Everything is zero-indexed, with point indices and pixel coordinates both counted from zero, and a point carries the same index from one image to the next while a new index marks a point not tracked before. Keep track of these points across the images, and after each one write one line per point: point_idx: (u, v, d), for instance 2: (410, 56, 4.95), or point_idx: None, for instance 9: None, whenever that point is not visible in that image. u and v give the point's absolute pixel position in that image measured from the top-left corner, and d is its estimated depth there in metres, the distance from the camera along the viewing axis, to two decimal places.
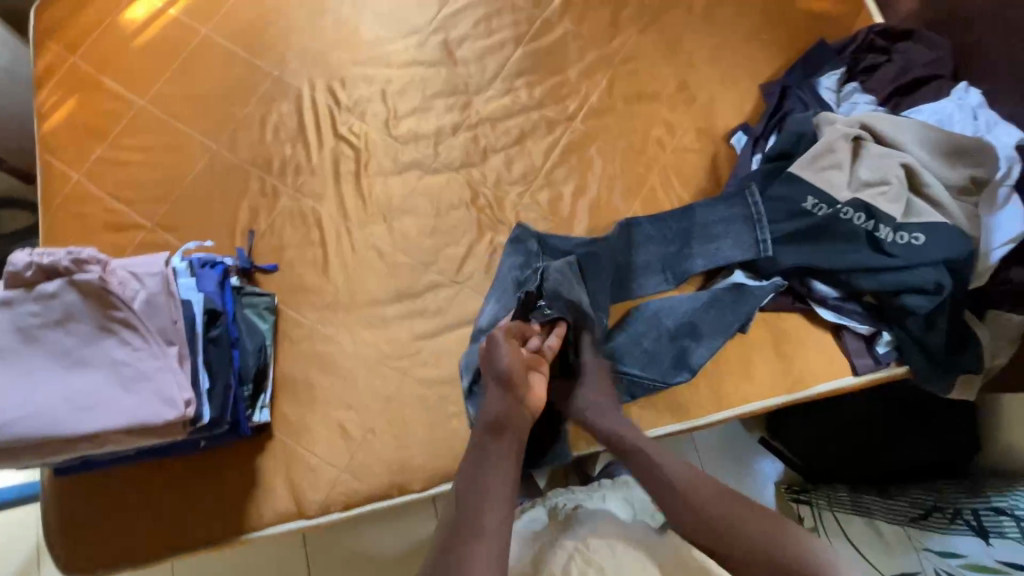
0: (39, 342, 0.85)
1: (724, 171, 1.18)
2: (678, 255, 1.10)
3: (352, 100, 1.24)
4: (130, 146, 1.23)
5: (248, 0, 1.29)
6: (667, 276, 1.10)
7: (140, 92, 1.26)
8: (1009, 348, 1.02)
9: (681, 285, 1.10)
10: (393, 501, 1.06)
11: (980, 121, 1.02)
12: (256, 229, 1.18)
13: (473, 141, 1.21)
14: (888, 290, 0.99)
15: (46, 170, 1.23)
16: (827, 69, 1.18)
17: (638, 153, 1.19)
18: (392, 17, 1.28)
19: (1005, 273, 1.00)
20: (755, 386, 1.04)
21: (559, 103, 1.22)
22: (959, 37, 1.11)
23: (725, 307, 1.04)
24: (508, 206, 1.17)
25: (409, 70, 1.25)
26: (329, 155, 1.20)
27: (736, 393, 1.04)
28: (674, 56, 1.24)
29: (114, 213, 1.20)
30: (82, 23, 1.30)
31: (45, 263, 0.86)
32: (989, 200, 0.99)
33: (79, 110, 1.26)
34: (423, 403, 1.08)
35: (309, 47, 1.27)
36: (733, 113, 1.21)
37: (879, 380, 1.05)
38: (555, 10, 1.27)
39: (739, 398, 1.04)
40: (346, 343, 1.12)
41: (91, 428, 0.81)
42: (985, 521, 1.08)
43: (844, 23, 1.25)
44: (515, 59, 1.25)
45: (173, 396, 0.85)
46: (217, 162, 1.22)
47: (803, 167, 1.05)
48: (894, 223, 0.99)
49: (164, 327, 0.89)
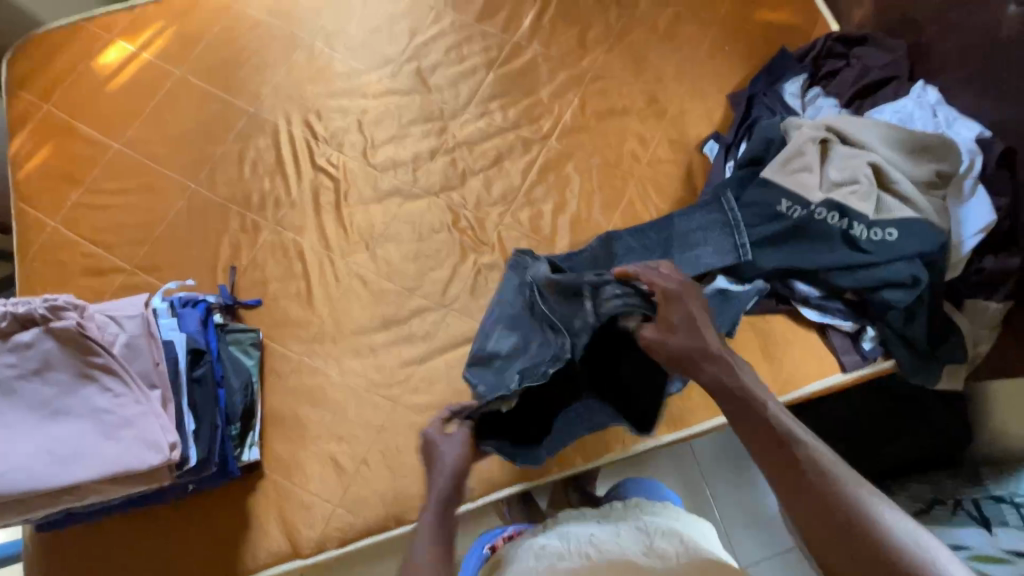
0: (16, 393, 0.83)
1: (699, 180, 1.20)
2: None
3: (329, 131, 1.25)
4: (106, 190, 1.23)
5: (221, 40, 1.31)
6: None
7: (116, 136, 1.26)
8: (990, 335, 1.04)
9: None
10: (390, 533, 1.03)
11: (940, 117, 1.06)
12: (237, 265, 1.17)
13: (451, 164, 1.22)
14: (868, 286, 1.00)
15: (21, 219, 1.21)
16: (790, 77, 1.22)
17: (613, 168, 1.21)
18: (365, 49, 1.30)
19: (979, 263, 1.02)
20: None
21: (534, 123, 1.24)
22: (910, 40, 1.16)
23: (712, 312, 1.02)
24: (489, 227, 1.18)
25: (384, 100, 1.26)
26: (309, 187, 1.21)
27: None
28: (642, 72, 1.27)
29: (92, 257, 1.19)
30: (54, 71, 1.30)
31: (20, 312, 0.84)
32: (956, 192, 1.02)
33: (54, 157, 1.25)
34: (415, 429, 1.07)
35: (285, 83, 1.28)
36: (703, 123, 1.24)
37: (867, 376, 1.06)
38: (524, 34, 1.31)
39: None
40: (335, 374, 1.10)
41: (72, 480, 0.79)
42: (986, 510, 1.09)
43: (802, 33, 1.29)
44: (488, 83, 1.27)
45: (157, 440, 0.83)
46: (196, 201, 1.21)
47: (774, 171, 1.07)
48: (867, 220, 1.01)
49: (147, 370, 0.87)
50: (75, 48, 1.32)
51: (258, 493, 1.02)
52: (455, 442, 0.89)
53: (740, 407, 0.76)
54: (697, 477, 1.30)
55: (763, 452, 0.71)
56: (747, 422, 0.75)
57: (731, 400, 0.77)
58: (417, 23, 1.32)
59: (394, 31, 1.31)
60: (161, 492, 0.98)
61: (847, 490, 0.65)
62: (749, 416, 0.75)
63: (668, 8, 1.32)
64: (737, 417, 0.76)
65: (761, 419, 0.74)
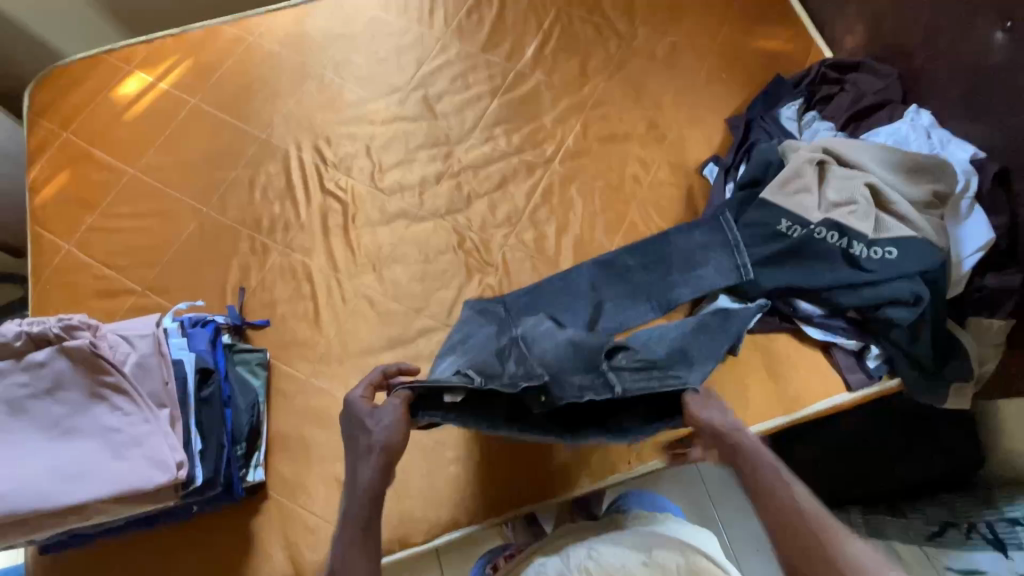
0: (27, 413, 0.84)
1: (700, 202, 1.23)
2: (662, 283, 1.12)
3: (338, 156, 1.28)
4: (120, 214, 1.26)
5: (235, 71, 1.36)
6: (654, 304, 1.11)
7: (131, 162, 1.30)
8: (996, 353, 1.04)
9: (669, 313, 1.12)
10: (395, 556, 1.02)
11: (934, 139, 1.09)
12: (247, 286, 1.19)
13: (457, 188, 1.25)
14: (870, 304, 1.01)
15: (37, 243, 1.24)
16: (786, 102, 1.25)
17: (615, 190, 1.23)
18: (373, 78, 1.35)
19: (980, 281, 1.03)
20: (752, 408, 1.05)
21: (537, 147, 1.27)
22: (902, 66, 1.19)
23: (714, 331, 1.02)
24: (494, 248, 1.20)
25: (392, 126, 1.30)
26: (318, 210, 1.24)
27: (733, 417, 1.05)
28: (642, 99, 1.31)
29: (104, 279, 1.21)
30: (74, 101, 1.35)
31: (35, 332, 0.86)
32: (953, 212, 1.03)
33: (71, 183, 1.29)
34: (419, 450, 1.06)
35: (296, 111, 1.32)
36: (703, 147, 1.27)
37: (874, 395, 1.06)
38: (527, 63, 1.36)
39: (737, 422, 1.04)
40: (340, 395, 1.11)
41: (78, 499, 0.79)
42: (1001, 533, 1.09)
43: (797, 60, 1.33)
44: (492, 110, 1.31)
45: (165, 459, 0.83)
46: (207, 225, 1.24)
47: (774, 193, 1.09)
48: (866, 239, 1.02)
49: (157, 389, 0.88)
50: (95, 79, 1.37)
51: (262, 514, 1.02)
52: (384, 417, 0.81)
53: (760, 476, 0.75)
54: (704, 499, 1.28)
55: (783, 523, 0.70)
56: (766, 496, 0.73)
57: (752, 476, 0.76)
58: (423, 53, 1.37)
59: (401, 61, 1.36)
60: (166, 514, 0.98)
61: (853, 554, 0.66)
62: (770, 491, 0.73)
63: (666, 37, 1.37)
64: (757, 490, 0.74)
65: (784, 496, 0.72)
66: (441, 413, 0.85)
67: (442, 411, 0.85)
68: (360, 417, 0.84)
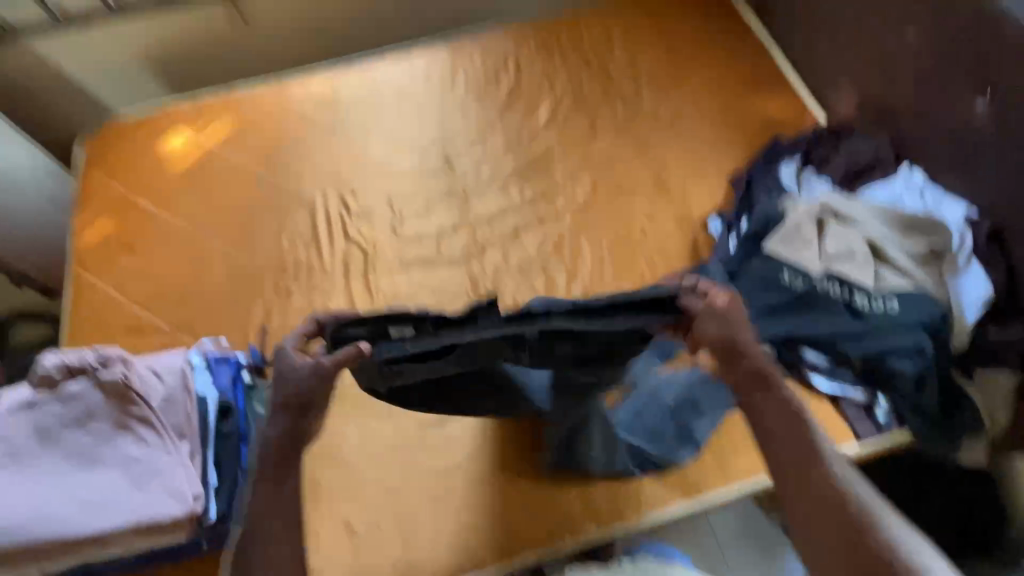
0: (59, 442, 0.88)
1: (705, 254, 1.28)
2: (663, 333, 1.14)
3: (362, 207, 1.37)
4: (156, 258, 1.34)
5: (272, 129, 1.48)
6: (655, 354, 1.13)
7: (171, 209, 1.40)
8: (1006, 408, 1.03)
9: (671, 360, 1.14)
10: None
11: (927, 198, 1.15)
12: (268, 327, 1.24)
13: (472, 237, 1.32)
14: (875, 356, 1.03)
15: (76, 282, 1.32)
16: (785, 161, 1.32)
17: (623, 242, 1.29)
18: (398, 137, 1.46)
19: (984, 333, 1.05)
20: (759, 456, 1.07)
21: (548, 201, 1.35)
22: (893, 130, 1.27)
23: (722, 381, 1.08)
24: (506, 295, 1.25)
25: (414, 180, 1.40)
26: (340, 257, 1.31)
27: (741, 466, 1.06)
28: (648, 158, 1.40)
29: (135, 318, 1.27)
30: (124, 153, 1.48)
31: (72, 364, 0.91)
32: (951, 269, 1.06)
33: (113, 228, 1.38)
34: (428, 492, 1.07)
35: (324, 165, 1.43)
36: (706, 202, 1.34)
37: (885, 449, 1.06)
38: (541, 124, 1.46)
39: (744, 471, 1.06)
40: (353, 435, 1.13)
41: (99, 529, 0.82)
42: None
43: (794, 124, 1.42)
44: (507, 166, 1.40)
45: (183, 492, 0.86)
46: (236, 268, 1.32)
47: (775, 245, 1.13)
48: (867, 292, 1.06)
49: (180, 422, 0.91)
50: (145, 134, 1.50)
51: None
52: (304, 370, 0.81)
53: (796, 426, 0.78)
54: (717, 556, 1.25)
55: (814, 480, 0.75)
56: (784, 430, 0.78)
57: (785, 424, 0.78)
58: (444, 114, 1.48)
59: (424, 121, 1.47)
60: (176, 550, 0.99)
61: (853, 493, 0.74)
62: (789, 424, 0.78)
63: (670, 102, 1.47)
64: (767, 416, 0.79)
65: (802, 435, 0.78)
66: (399, 375, 0.82)
67: (398, 364, 0.81)
68: (291, 397, 0.81)
